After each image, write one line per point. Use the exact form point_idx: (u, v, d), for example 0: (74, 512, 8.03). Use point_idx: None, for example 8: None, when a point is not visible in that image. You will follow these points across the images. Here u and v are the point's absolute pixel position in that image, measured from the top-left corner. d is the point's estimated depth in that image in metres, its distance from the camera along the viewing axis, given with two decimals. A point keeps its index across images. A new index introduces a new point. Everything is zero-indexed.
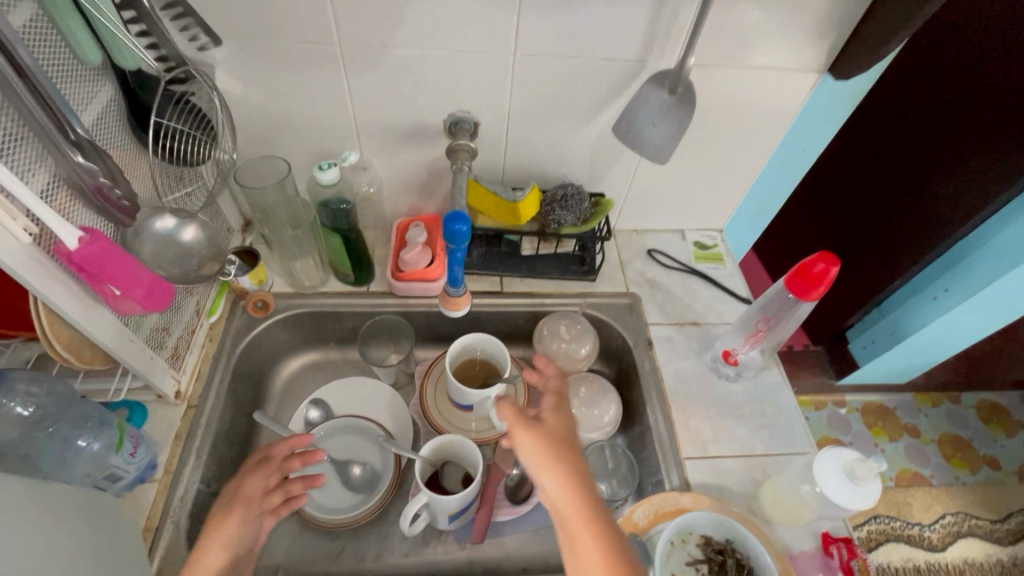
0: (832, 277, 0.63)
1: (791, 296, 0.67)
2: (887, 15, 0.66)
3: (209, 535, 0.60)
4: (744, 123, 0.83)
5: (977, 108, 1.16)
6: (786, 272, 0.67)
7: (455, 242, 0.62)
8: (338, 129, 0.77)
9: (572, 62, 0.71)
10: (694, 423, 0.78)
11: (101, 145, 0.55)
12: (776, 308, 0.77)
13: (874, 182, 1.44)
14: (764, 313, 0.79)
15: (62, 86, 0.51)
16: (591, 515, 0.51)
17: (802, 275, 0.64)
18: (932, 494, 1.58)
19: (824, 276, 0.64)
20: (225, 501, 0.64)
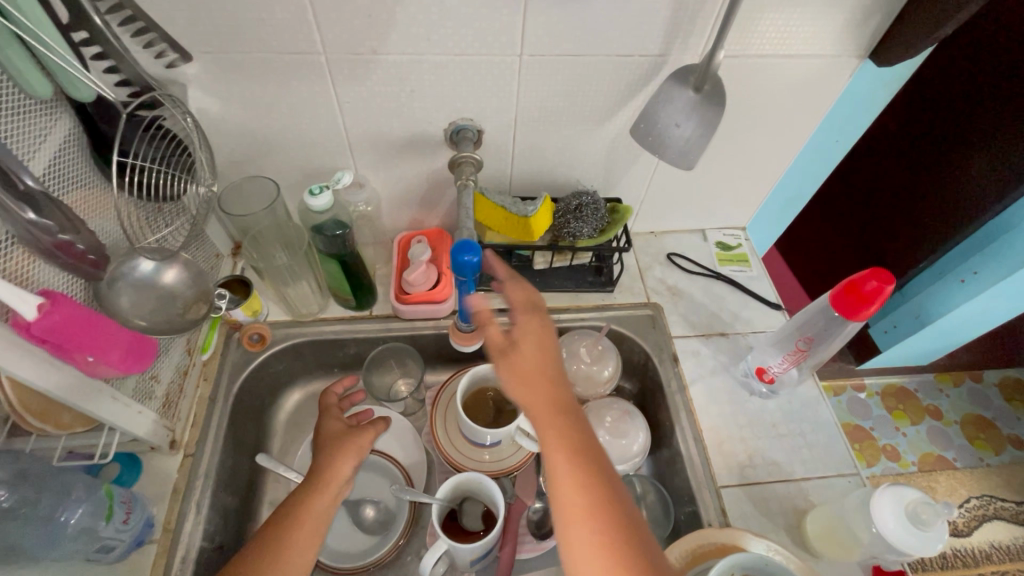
0: (886, 295, 0.57)
1: (836, 315, 0.61)
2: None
3: (333, 453, 0.64)
4: (772, 117, 0.76)
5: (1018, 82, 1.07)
6: (832, 289, 0.60)
7: (464, 273, 0.56)
8: (328, 145, 0.70)
9: (584, 61, 0.64)
10: (728, 446, 0.73)
11: (60, 190, 0.49)
12: (821, 327, 0.71)
13: (901, 161, 1.35)
14: (807, 333, 0.73)
15: (8, 128, 0.44)
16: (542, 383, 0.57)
17: (851, 293, 0.58)
18: (957, 477, 1.54)
19: (876, 295, 0.57)
20: (348, 428, 0.68)
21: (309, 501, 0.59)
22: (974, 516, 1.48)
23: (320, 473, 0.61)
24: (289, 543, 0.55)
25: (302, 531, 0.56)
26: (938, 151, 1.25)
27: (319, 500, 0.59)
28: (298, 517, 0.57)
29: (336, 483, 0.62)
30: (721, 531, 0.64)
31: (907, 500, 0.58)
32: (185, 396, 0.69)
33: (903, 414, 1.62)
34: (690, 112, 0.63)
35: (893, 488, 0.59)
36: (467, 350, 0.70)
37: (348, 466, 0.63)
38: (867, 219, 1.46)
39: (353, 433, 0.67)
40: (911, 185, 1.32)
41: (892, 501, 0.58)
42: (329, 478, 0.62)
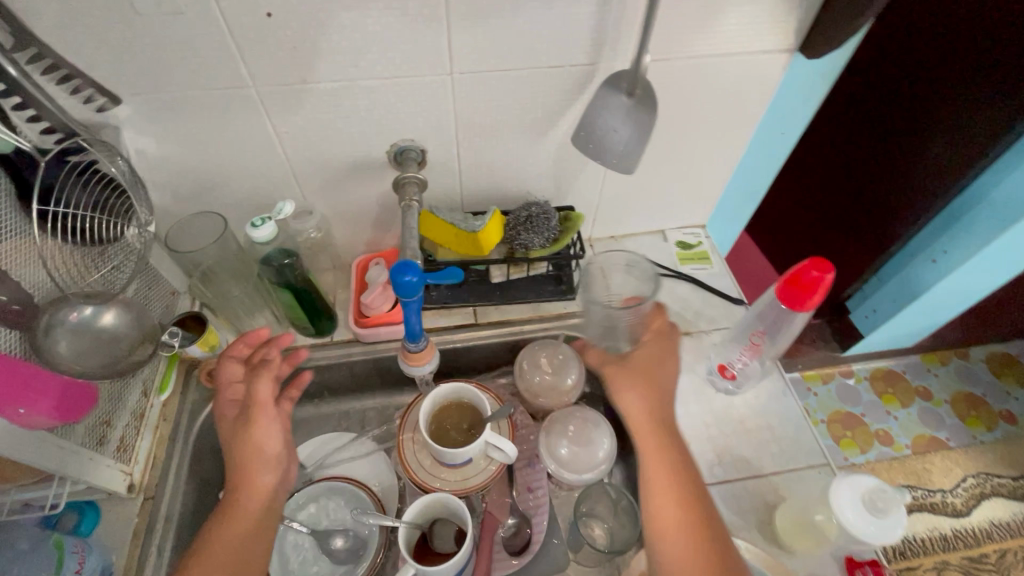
0: (828, 284, 0.57)
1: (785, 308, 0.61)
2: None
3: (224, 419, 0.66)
4: (713, 115, 0.77)
5: (961, 60, 1.08)
6: (776, 281, 0.60)
7: (407, 294, 0.56)
8: (272, 176, 0.70)
9: (515, 74, 0.64)
10: (696, 446, 0.72)
11: None
12: (775, 322, 0.71)
13: (860, 148, 1.37)
14: (763, 329, 0.72)
15: None
16: (659, 437, 0.65)
17: (795, 285, 0.58)
18: (951, 458, 1.53)
19: (818, 284, 0.57)
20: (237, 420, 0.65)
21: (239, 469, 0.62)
22: (972, 495, 1.47)
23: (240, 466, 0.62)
24: (240, 522, 0.59)
25: (245, 510, 0.60)
26: (896, 136, 1.25)
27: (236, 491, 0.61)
28: (233, 500, 0.60)
29: (254, 445, 0.63)
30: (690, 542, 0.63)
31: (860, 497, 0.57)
32: (143, 437, 0.68)
33: (893, 398, 1.62)
34: (624, 116, 0.64)
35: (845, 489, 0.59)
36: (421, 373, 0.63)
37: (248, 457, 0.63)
38: (837, 207, 1.47)
39: (239, 421, 0.65)
40: (873, 170, 1.34)
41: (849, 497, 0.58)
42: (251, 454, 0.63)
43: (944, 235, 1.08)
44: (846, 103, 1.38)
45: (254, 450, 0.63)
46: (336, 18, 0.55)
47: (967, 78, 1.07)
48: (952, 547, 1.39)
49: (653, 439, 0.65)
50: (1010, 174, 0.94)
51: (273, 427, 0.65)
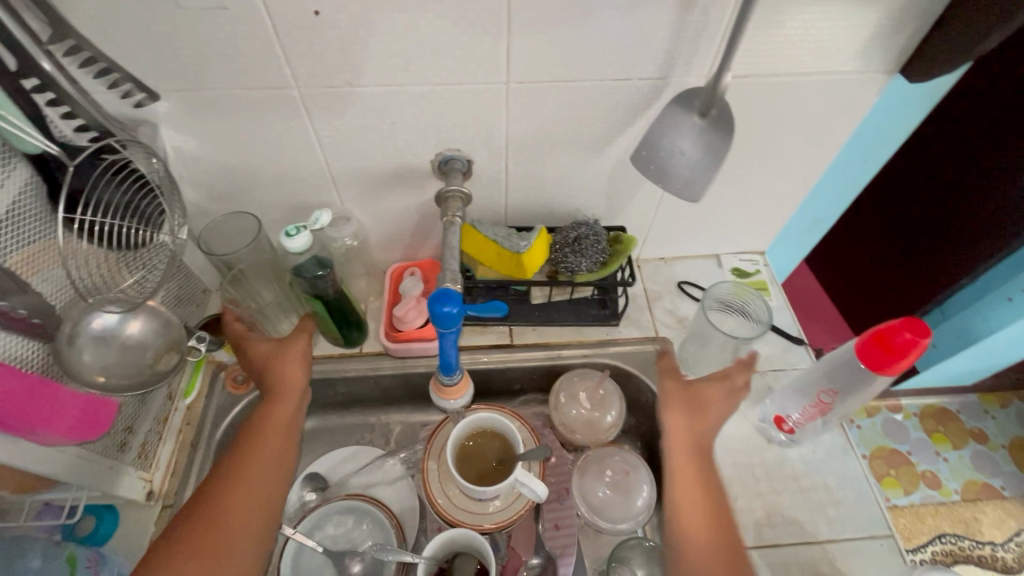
0: (922, 349, 0.50)
1: (864, 367, 0.54)
2: (976, 11, 0.52)
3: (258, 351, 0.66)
4: (789, 139, 0.69)
5: None
6: (859, 337, 0.53)
7: (446, 326, 0.51)
8: (310, 180, 0.67)
9: (576, 87, 0.59)
10: (743, 501, 0.66)
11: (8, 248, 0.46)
12: (846, 380, 0.63)
13: (934, 173, 1.25)
14: (829, 386, 0.65)
15: None
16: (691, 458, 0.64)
17: (880, 345, 0.51)
18: (1005, 510, 1.42)
19: (907, 347, 0.50)
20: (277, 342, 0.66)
21: (274, 382, 0.63)
22: None
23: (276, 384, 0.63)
24: (278, 425, 0.61)
25: (281, 414, 0.61)
26: (978, 162, 1.14)
27: (281, 398, 0.62)
28: (270, 404, 0.62)
29: (293, 361, 0.64)
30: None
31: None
32: (165, 442, 0.67)
33: (944, 437, 1.50)
34: (694, 138, 0.58)
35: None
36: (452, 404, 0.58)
37: (292, 371, 0.64)
38: (899, 234, 1.37)
39: (282, 340, 0.66)
40: (944, 199, 1.23)
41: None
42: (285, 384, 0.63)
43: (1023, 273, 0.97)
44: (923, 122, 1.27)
45: (295, 363, 0.65)
46: (387, 18, 0.50)
47: None
48: None
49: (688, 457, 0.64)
50: None
51: (300, 360, 0.65)
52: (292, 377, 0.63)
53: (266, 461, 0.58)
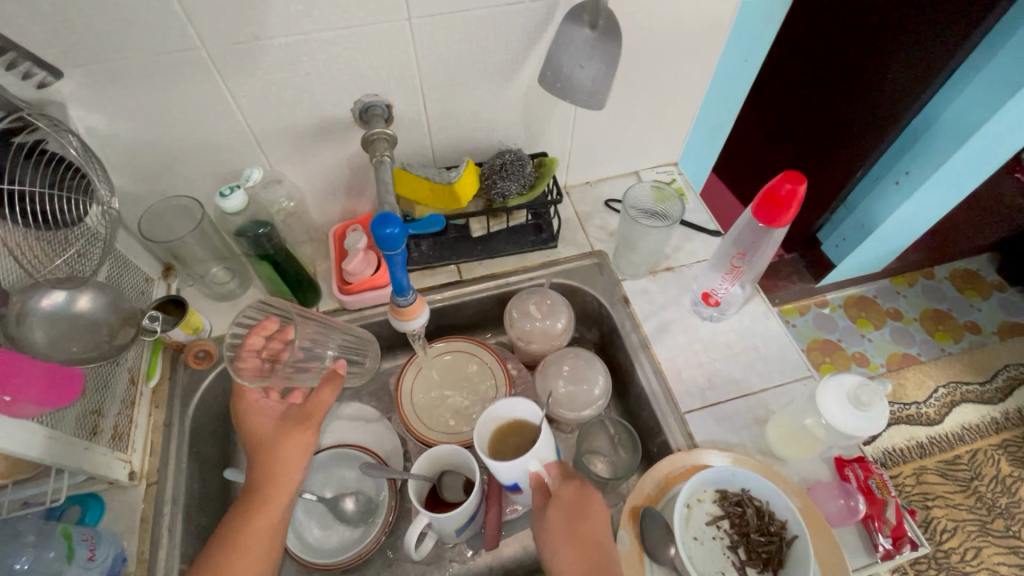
0: (802, 196, 0.58)
1: (761, 225, 0.62)
2: None
3: (263, 420, 0.64)
4: (677, 48, 0.76)
5: None
6: (752, 199, 0.62)
7: (390, 247, 0.55)
8: (235, 145, 0.68)
9: (474, 16, 0.63)
10: (687, 373, 0.75)
11: None
12: (755, 240, 0.72)
13: (816, 78, 1.37)
14: (744, 247, 0.74)
15: None
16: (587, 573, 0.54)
17: (770, 200, 0.60)
18: (923, 372, 1.61)
19: (792, 197, 0.59)
20: (281, 422, 0.63)
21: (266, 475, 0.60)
22: (944, 403, 1.56)
23: (271, 470, 0.60)
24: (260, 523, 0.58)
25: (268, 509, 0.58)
26: (851, 64, 1.26)
27: (270, 501, 0.59)
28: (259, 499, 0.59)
29: (291, 452, 0.61)
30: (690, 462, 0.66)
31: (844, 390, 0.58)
32: (137, 425, 0.67)
33: (866, 321, 1.70)
34: (590, 51, 0.64)
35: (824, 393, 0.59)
36: (410, 327, 0.62)
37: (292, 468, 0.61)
38: (796, 140, 1.50)
39: (286, 423, 0.62)
40: (828, 100, 1.35)
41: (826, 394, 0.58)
42: (278, 481, 0.60)
43: (905, 160, 1.14)
44: (798, 34, 1.38)
45: (297, 453, 0.61)
46: None
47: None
48: (929, 453, 1.48)
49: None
50: (966, 90, 0.99)
51: (302, 452, 0.62)
52: (286, 472, 0.60)
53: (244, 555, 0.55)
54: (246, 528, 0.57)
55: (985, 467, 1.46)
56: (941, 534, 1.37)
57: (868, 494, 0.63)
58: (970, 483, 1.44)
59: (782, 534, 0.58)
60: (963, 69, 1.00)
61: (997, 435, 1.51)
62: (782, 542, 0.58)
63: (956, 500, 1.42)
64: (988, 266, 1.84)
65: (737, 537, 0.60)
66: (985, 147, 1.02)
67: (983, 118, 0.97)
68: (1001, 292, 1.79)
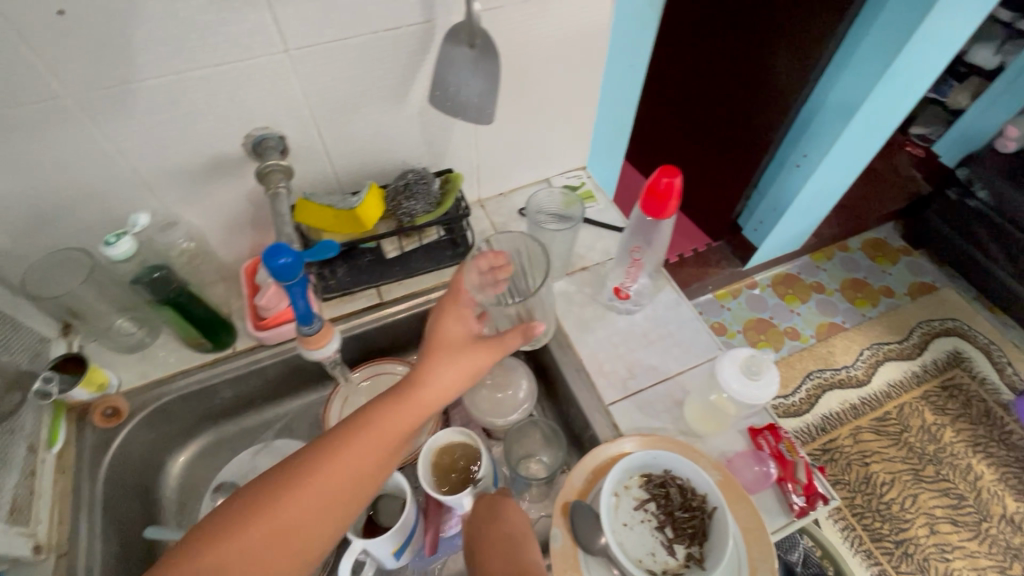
0: (678, 188, 0.64)
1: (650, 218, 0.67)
2: None
3: (456, 328, 0.61)
4: (563, 59, 0.80)
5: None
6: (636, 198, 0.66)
7: (288, 277, 0.55)
8: (122, 191, 0.66)
9: (354, 44, 0.64)
10: (609, 366, 0.77)
11: None
12: (647, 236, 0.76)
13: (717, 77, 1.49)
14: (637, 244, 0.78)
15: None
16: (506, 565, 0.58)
17: (651, 196, 0.65)
18: (848, 337, 1.72)
19: (671, 190, 0.64)
20: (472, 340, 0.61)
21: (322, 460, 0.55)
22: (870, 364, 1.66)
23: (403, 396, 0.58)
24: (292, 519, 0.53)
25: (292, 508, 0.53)
26: (745, 61, 1.38)
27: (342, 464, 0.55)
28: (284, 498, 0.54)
29: (381, 420, 0.57)
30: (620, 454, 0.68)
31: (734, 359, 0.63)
32: (40, 496, 0.63)
33: (793, 297, 1.80)
34: (473, 68, 0.66)
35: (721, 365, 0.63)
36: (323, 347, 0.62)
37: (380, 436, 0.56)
38: (711, 134, 1.61)
39: (456, 347, 0.60)
40: (731, 96, 1.47)
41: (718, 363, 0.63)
42: (376, 432, 0.57)
43: (805, 145, 1.33)
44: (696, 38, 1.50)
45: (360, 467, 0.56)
46: (141, 6, 0.52)
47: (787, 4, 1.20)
48: (862, 412, 1.58)
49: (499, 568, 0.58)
50: (840, 79, 1.18)
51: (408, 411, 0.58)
52: (387, 434, 0.57)
53: (241, 548, 0.50)
54: (298, 485, 0.54)
55: (912, 419, 1.57)
56: (881, 488, 1.46)
57: (780, 458, 0.67)
58: (901, 435, 1.54)
59: (704, 507, 0.61)
60: (835, 65, 1.19)
61: (919, 387, 1.63)
62: (704, 516, 0.60)
63: (890, 453, 1.52)
64: (894, 233, 1.98)
65: (663, 516, 0.63)
66: (864, 124, 1.21)
67: (859, 99, 1.15)
68: (908, 255, 1.93)
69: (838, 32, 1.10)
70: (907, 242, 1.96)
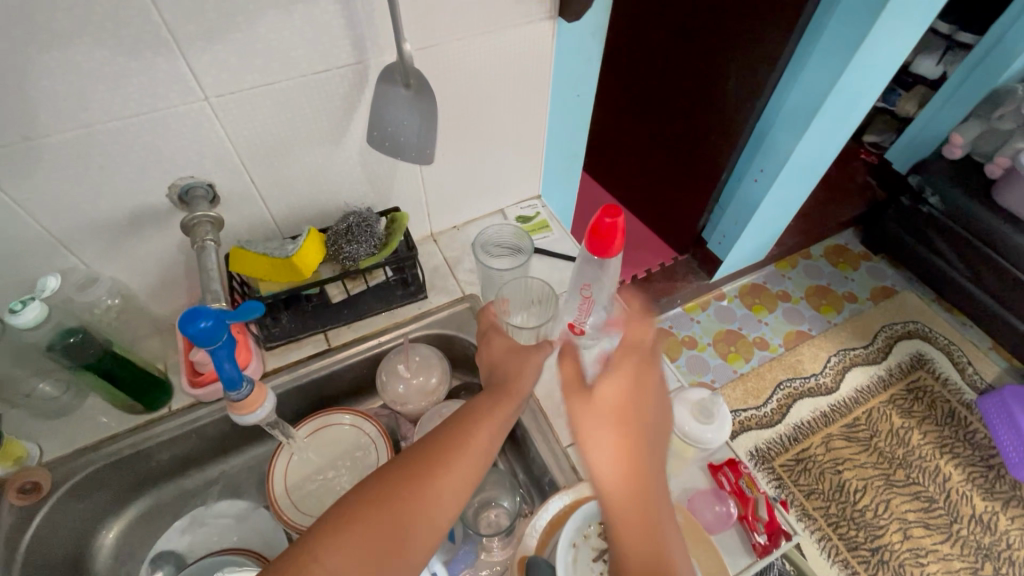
0: (621, 228, 0.64)
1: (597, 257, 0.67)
2: None
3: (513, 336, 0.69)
4: (508, 92, 0.79)
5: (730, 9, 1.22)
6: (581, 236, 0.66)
7: (209, 342, 0.52)
8: (34, 250, 0.61)
9: (282, 88, 0.61)
10: (567, 405, 0.75)
11: None
12: (595, 275, 0.74)
13: (671, 94, 1.51)
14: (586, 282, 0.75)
15: None
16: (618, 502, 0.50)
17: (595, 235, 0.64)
18: (815, 345, 1.74)
19: (614, 231, 0.64)
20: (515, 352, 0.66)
21: (470, 424, 0.56)
22: (837, 371, 1.68)
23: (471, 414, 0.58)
24: (412, 502, 0.51)
25: (437, 501, 0.51)
26: (697, 80, 1.40)
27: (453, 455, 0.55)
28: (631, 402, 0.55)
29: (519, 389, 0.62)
30: (574, 507, 0.65)
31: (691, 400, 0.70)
32: None
33: (761, 307, 1.82)
34: (408, 108, 0.64)
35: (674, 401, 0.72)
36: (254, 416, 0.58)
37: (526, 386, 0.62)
38: (670, 150, 1.62)
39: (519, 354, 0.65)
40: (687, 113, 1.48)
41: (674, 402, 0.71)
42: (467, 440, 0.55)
43: (763, 159, 1.34)
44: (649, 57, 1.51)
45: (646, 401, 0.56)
46: (36, 61, 0.48)
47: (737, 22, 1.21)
48: (832, 420, 1.59)
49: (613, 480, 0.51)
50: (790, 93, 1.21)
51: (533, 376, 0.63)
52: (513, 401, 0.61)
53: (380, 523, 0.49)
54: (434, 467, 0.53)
55: (881, 423, 1.59)
56: (854, 495, 1.47)
57: (740, 494, 0.66)
58: (870, 440, 1.56)
59: None
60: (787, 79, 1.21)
61: (886, 391, 1.65)
62: None
63: (861, 459, 1.53)
64: (854, 239, 2.02)
65: None
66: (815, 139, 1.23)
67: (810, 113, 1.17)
68: (869, 260, 1.97)
69: (786, 49, 1.12)
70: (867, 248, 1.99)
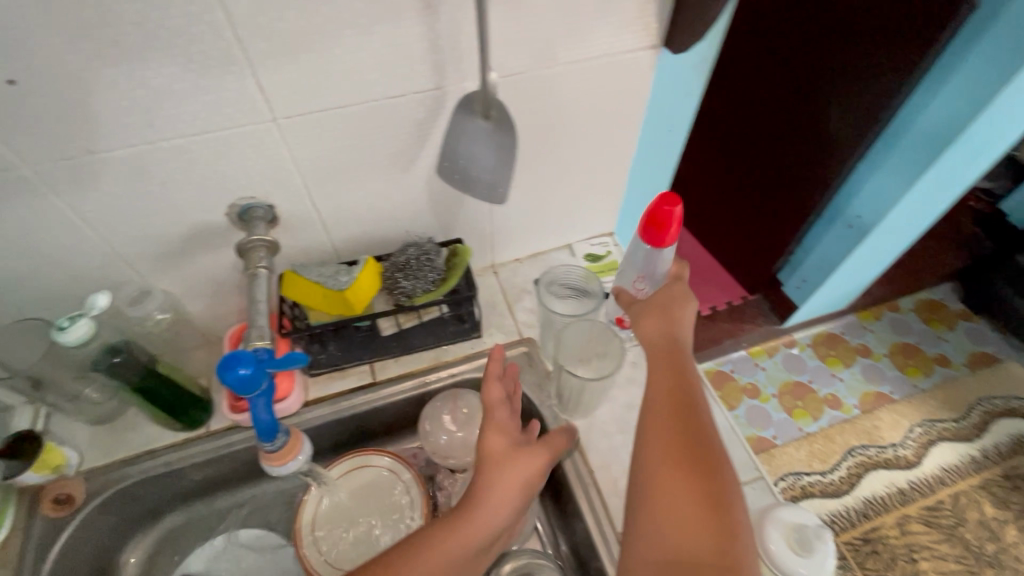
0: (679, 216, 0.63)
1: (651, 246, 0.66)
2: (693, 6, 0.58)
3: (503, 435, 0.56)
4: (593, 125, 0.71)
5: (835, 46, 1.09)
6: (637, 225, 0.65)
7: (249, 390, 0.48)
8: (91, 260, 0.60)
9: (353, 112, 0.56)
10: (624, 483, 0.67)
11: None
12: (648, 269, 0.72)
13: (759, 126, 1.37)
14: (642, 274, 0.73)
15: None
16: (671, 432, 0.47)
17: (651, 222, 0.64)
18: (896, 411, 1.52)
19: (670, 219, 0.63)
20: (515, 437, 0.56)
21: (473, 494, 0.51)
22: (921, 443, 1.46)
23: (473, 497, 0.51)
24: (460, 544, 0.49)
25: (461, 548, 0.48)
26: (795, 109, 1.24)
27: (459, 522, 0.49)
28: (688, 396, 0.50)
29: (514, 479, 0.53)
30: None
31: (784, 523, 0.62)
32: None
33: (836, 360, 1.61)
34: (483, 142, 0.58)
35: (766, 509, 0.63)
36: (274, 473, 0.56)
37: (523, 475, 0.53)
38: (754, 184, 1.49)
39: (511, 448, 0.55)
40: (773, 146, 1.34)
41: (763, 518, 0.62)
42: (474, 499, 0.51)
43: (856, 205, 1.21)
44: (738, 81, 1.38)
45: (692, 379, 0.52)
46: (104, 75, 0.45)
47: (843, 63, 1.08)
48: (910, 500, 1.38)
49: (664, 414, 0.49)
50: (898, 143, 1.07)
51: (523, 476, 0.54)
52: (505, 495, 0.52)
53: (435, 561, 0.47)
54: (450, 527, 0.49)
55: (970, 512, 1.37)
56: None
57: None
58: (955, 530, 1.35)
59: None
60: (897, 126, 1.07)
61: (979, 475, 1.42)
62: None
63: (942, 551, 1.32)
64: (952, 294, 1.74)
65: None
66: (926, 193, 1.09)
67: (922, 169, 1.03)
68: (970, 318, 1.70)
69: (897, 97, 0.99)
70: (969, 305, 1.72)
